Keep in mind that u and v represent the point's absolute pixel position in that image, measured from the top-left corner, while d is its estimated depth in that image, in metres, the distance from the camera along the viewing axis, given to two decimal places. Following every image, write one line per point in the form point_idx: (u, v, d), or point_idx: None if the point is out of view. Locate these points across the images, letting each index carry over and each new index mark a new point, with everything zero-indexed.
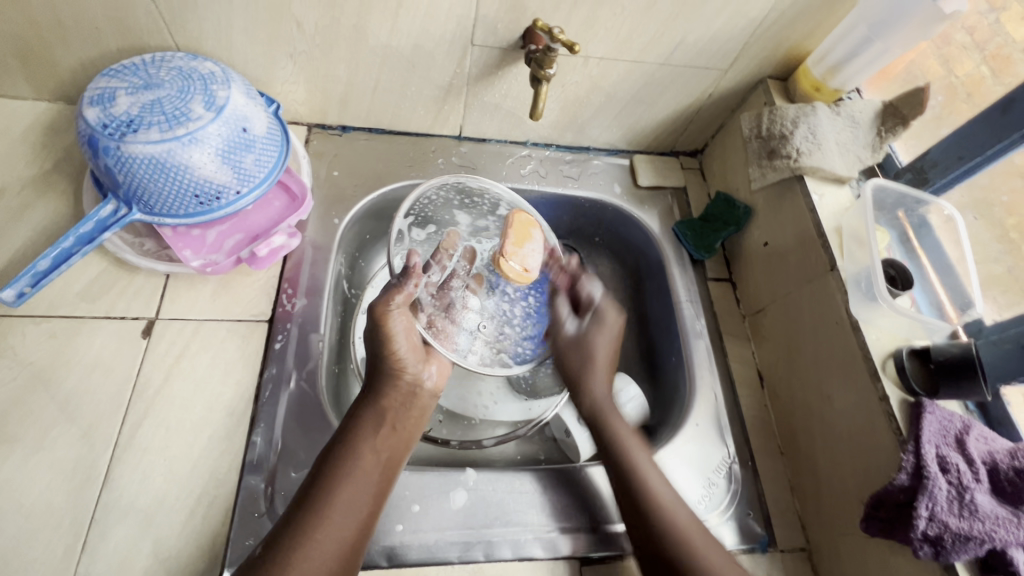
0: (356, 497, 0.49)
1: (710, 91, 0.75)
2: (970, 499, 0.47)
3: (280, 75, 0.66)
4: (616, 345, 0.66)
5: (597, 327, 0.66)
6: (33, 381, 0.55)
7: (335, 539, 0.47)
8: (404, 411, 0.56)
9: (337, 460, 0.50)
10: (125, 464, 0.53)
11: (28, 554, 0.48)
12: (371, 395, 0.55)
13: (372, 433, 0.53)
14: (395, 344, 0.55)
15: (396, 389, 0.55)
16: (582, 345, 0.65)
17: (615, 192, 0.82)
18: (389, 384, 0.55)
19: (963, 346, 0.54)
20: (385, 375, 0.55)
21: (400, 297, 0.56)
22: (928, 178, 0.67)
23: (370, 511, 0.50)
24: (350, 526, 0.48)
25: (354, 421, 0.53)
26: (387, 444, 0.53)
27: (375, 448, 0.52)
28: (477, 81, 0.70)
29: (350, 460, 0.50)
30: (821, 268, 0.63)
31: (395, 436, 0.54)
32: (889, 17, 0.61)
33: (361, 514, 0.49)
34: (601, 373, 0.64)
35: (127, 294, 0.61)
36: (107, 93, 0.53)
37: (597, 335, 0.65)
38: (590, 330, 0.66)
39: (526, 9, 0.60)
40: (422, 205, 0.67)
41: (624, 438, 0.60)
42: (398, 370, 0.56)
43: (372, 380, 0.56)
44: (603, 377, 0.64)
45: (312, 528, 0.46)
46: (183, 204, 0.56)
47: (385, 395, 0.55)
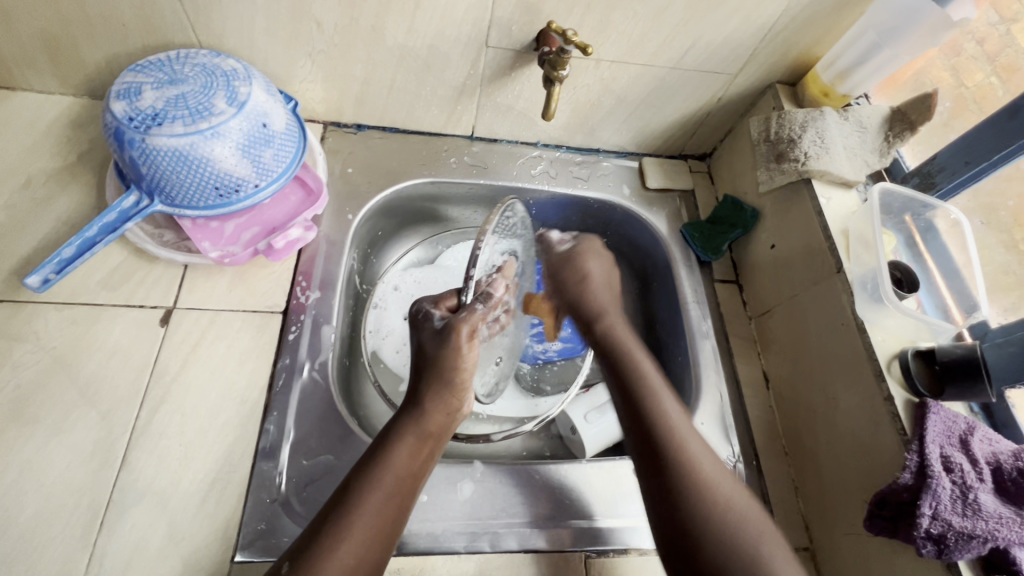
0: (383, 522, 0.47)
1: (720, 95, 0.76)
2: (973, 498, 0.48)
3: (299, 74, 0.68)
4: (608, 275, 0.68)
5: (579, 256, 0.67)
6: (55, 365, 0.57)
7: (357, 562, 0.45)
8: (445, 435, 0.55)
9: (368, 479, 0.49)
10: (142, 448, 0.54)
11: (47, 533, 0.50)
12: (414, 414, 0.54)
13: (407, 454, 0.51)
14: (464, 376, 0.55)
15: (442, 411, 0.54)
16: (577, 254, 0.67)
17: (624, 194, 0.83)
18: (438, 408, 0.54)
19: (968, 346, 0.54)
20: (436, 397, 0.54)
21: (476, 323, 0.55)
22: (936, 183, 0.68)
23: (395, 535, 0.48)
24: (376, 550, 0.46)
25: (391, 439, 0.52)
26: (422, 466, 0.52)
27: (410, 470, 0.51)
28: (490, 82, 0.71)
29: (384, 480, 0.49)
30: (828, 270, 0.64)
31: (430, 457, 0.53)
32: (899, 25, 0.62)
33: (385, 539, 0.47)
34: (607, 293, 0.66)
35: (146, 283, 0.62)
36: (134, 87, 0.55)
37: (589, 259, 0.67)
38: (578, 251, 0.68)
39: (541, 11, 0.61)
40: (506, 222, 0.59)
41: (653, 382, 0.58)
42: (451, 398, 0.55)
43: (419, 398, 0.54)
44: (611, 303, 0.66)
45: (336, 550, 0.44)
46: (203, 196, 0.57)
47: (432, 416, 0.54)
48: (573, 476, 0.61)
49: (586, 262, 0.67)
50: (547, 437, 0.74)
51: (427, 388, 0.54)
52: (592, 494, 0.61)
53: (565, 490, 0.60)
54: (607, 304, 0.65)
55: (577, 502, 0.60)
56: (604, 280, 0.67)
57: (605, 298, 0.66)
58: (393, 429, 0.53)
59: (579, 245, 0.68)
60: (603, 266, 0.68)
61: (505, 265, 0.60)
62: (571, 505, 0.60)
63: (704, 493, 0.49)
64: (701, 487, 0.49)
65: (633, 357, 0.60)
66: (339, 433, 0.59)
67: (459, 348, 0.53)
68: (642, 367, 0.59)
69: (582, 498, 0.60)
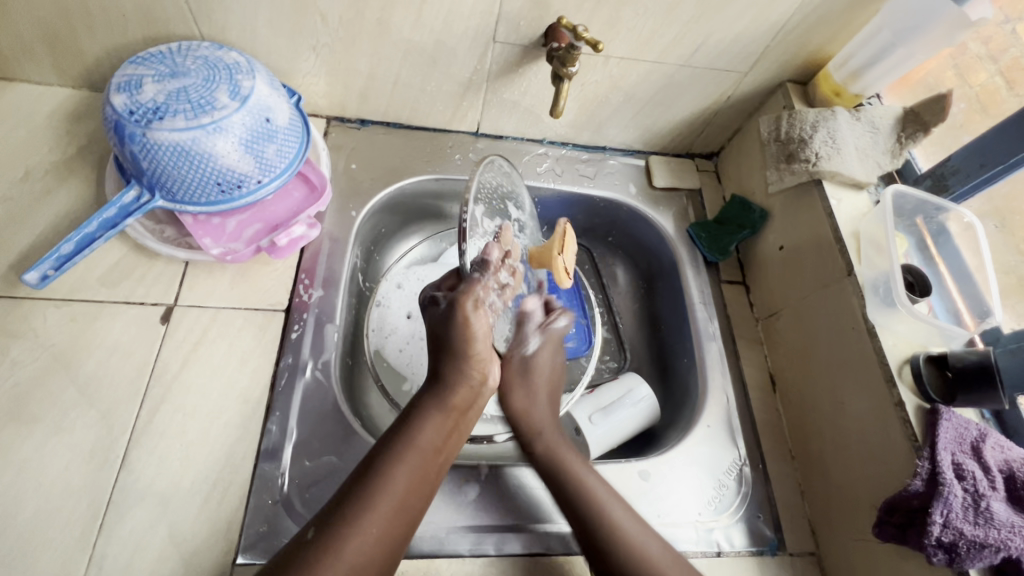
0: (410, 496, 0.49)
1: (729, 93, 0.75)
2: (986, 507, 0.48)
3: (303, 68, 0.67)
4: (558, 377, 0.67)
5: (549, 346, 0.67)
6: (53, 363, 0.56)
7: (380, 535, 0.46)
8: (468, 412, 0.56)
9: (395, 452, 0.50)
10: (142, 448, 0.53)
11: (45, 533, 0.49)
12: (441, 390, 0.55)
13: (433, 430, 0.53)
14: (476, 346, 0.55)
15: (466, 386, 0.56)
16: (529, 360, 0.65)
17: (630, 192, 0.82)
18: (462, 381, 0.55)
19: (980, 353, 0.54)
20: (459, 372, 0.55)
21: (479, 293, 0.54)
22: (949, 185, 0.67)
23: (420, 510, 0.50)
24: (400, 525, 0.48)
25: (417, 416, 0.53)
26: (447, 443, 0.54)
27: (436, 445, 0.52)
28: (497, 78, 0.70)
29: (410, 455, 0.50)
30: (838, 273, 0.63)
31: (455, 434, 0.55)
32: (917, 24, 0.61)
33: (408, 516, 0.49)
34: (545, 397, 0.65)
35: (147, 279, 0.61)
36: (134, 79, 0.54)
37: (542, 352, 0.66)
38: (541, 352, 0.66)
39: (551, 6, 0.60)
40: (487, 187, 0.59)
41: (594, 486, 0.56)
42: (471, 369, 0.56)
43: (444, 373, 0.55)
44: (544, 410, 0.64)
45: (363, 518, 0.46)
46: (205, 191, 0.56)
47: (456, 391, 0.55)
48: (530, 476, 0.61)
49: (546, 358, 0.66)
50: None
51: (446, 363, 0.55)
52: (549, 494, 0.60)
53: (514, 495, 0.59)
54: (542, 408, 0.64)
55: (513, 509, 0.58)
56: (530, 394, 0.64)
57: (539, 401, 0.64)
58: (418, 407, 0.54)
59: (548, 332, 0.67)
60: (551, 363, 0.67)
61: (501, 233, 0.58)
62: (541, 510, 0.59)
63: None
64: (642, 561, 0.52)
65: (565, 466, 0.59)
66: (341, 433, 0.59)
67: (466, 319, 0.53)
68: (580, 474, 0.57)
69: (550, 501, 0.60)
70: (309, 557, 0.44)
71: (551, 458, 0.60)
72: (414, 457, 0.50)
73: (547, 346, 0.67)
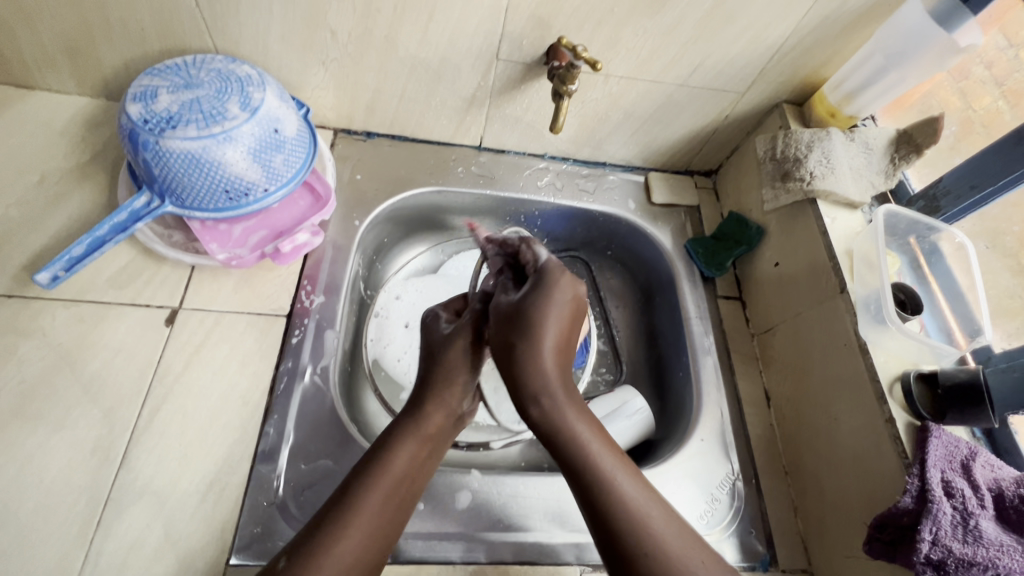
0: (382, 523, 0.47)
1: (726, 112, 0.77)
2: (975, 524, 0.48)
3: (312, 81, 0.69)
4: (571, 315, 0.53)
5: (543, 291, 0.53)
6: (59, 362, 0.57)
7: (354, 564, 0.44)
8: (442, 439, 0.54)
9: (370, 475, 0.49)
10: (142, 446, 0.55)
11: (44, 528, 0.50)
12: (412, 415, 0.54)
13: (409, 454, 0.51)
14: (464, 375, 0.56)
15: (442, 413, 0.54)
16: (523, 307, 0.52)
17: (629, 208, 0.83)
18: (439, 407, 0.54)
19: (970, 371, 0.54)
20: (438, 398, 0.54)
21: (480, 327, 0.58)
22: (941, 206, 0.68)
23: (392, 538, 0.48)
24: (373, 551, 0.46)
25: (392, 439, 0.51)
26: (422, 470, 0.52)
27: (410, 470, 0.50)
28: (500, 94, 0.72)
29: (383, 482, 0.48)
30: (831, 290, 0.64)
31: (429, 462, 0.53)
32: (908, 48, 0.62)
33: (382, 545, 0.47)
34: (550, 343, 0.51)
35: (153, 282, 0.63)
36: (150, 90, 0.56)
37: (540, 297, 0.52)
38: (530, 297, 0.53)
39: (551, 27, 0.62)
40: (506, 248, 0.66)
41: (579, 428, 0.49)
42: (452, 399, 0.55)
43: (424, 398, 0.55)
44: (549, 340, 0.51)
45: (341, 543, 0.44)
46: (213, 199, 0.58)
47: (431, 418, 0.54)
48: (532, 486, 0.61)
49: (540, 302, 0.52)
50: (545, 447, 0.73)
51: (428, 390, 0.55)
52: (539, 506, 0.60)
53: (507, 499, 0.60)
54: (546, 361, 0.50)
55: (520, 514, 0.59)
56: (559, 336, 0.52)
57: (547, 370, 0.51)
58: (392, 432, 0.52)
59: (544, 270, 0.55)
60: (558, 308, 0.52)
61: None
62: (522, 516, 0.59)
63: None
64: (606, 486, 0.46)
65: (578, 437, 0.48)
66: (336, 438, 0.59)
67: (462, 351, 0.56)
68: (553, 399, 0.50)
69: (537, 512, 0.59)
70: None
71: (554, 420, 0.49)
72: (387, 482, 0.49)
73: (547, 284, 0.54)
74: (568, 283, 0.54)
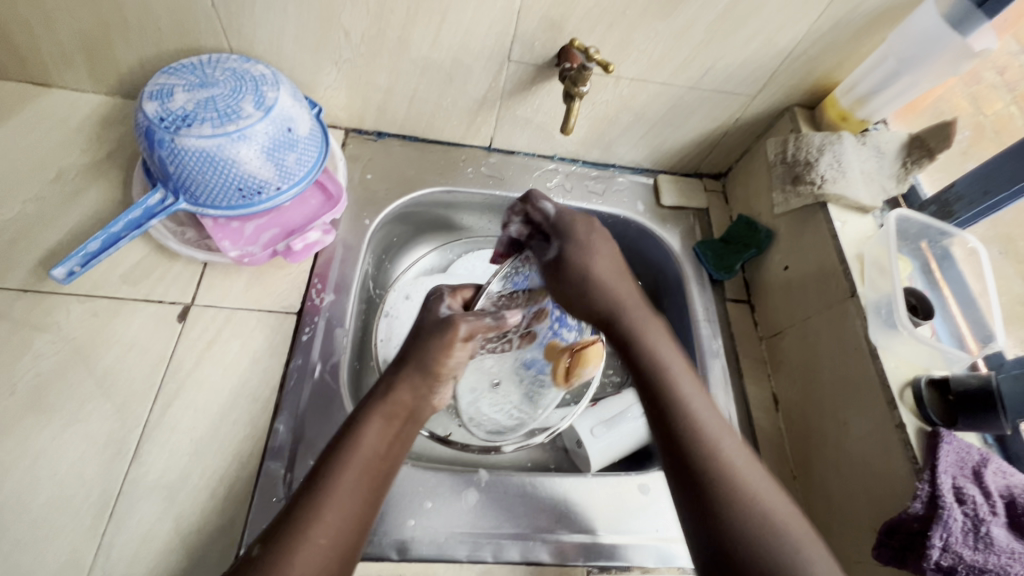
0: (353, 503, 0.47)
1: (737, 116, 0.77)
2: (986, 532, 0.48)
3: (325, 81, 0.70)
4: (604, 258, 0.63)
5: (571, 241, 0.63)
6: (73, 356, 0.58)
7: (331, 546, 0.44)
8: (411, 418, 0.55)
9: (339, 457, 0.49)
10: (154, 441, 0.55)
11: (57, 520, 0.50)
12: (378, 395, 0.54)
13: (376, 432, 0.51)
14: (446, 364, 0.56)
15: (410, 392, 0.55)
16: (564, 258, 0.62)
17: (638, 210, 0.83)
18: (404, 388, 0.55)
19: (982, 377, 0.54)
20: (404, 378, 0.55)
21: (477, 331, 0.58)
22: (954, 211, 0.68)
23: (368, 515, 0.48)
24: (347, 530, 0.46)
25: (358, 421, 0.52)
26: (394, 448, 0.52)
27: (379, 449, 0.51)
28: (511, 95, 0.72)
29: (352, 461, 0.49)
30: (841, 294, 0.64)
31: (400, 441, 0.53)
32: (921, 53, 0.62)
33: (357, 524, 0.47)
34: (626, 299, 0.61)
35: (166, 279, 0.63)
36: (166, 89, 0.57)
37: (574, 248, 0.62)
38: (566, 249, 0.62)
39: (564, 29, 0.63)
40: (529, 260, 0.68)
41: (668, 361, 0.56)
42: (419, 378, 0.55)
43: (391, 381, 0.55)
44: (629, 295, 0.62)
45: (316, 524, 0.44)
46: (227, 197, 0.59)
47: (397, 397, 0.54)
48: (539, 485, 0.61)
49: (577, 252, 0.62)
50: (553, 449, 0.73)
51: (398, 371, 0.55)
52: (547, 505, 0.60)
53: (513, 499, 0.60)
54: (632, 309, 0.60)
55: (527, 514, 0.59)
56: (614, 281, 0.62)
57: (633, 316, 0.60)
58: (359, 414, 0.53)
59: (559, 221, 0.64)
60: (600, 259, 0.62)
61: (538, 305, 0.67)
62: (528, 516, 0.59)
63: (778, 570, 0.43)
64: (681, 409, 0.52)
65: (664, 367, 0.56)
66: None
67: (451, 345, 0.56)
68: (645, 337, 0.58)
69: (548, 512, 0.59)
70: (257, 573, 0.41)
71: (642, 352, 0.57)
72: (354, 460, 0.49)
73: (592, 243, 0.63)
74: (585, 226, 0.64)
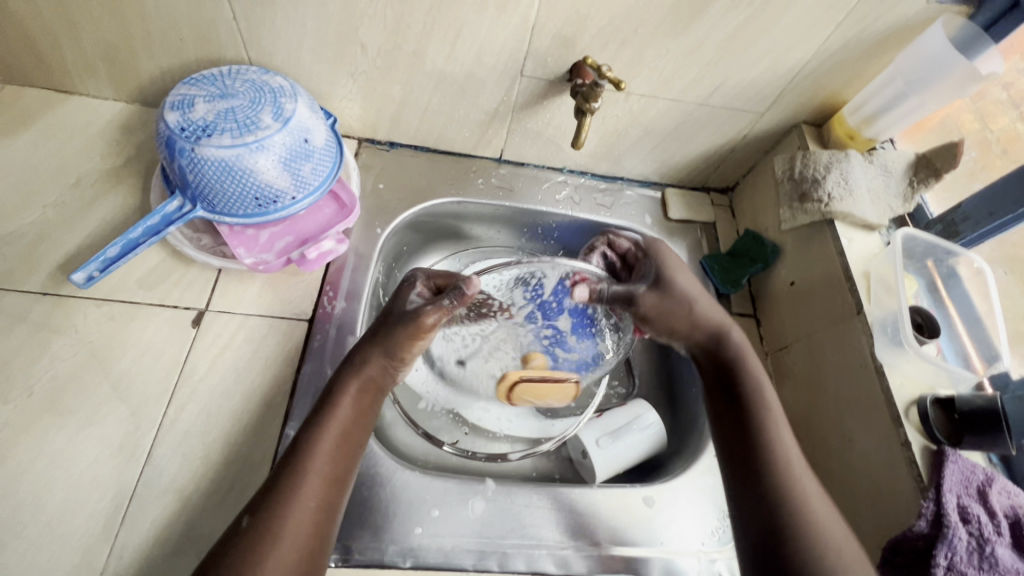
0: (333, 468, 0.49)
1: (745, 132, 0.77)
2: (990, 551, 0.49)
3: (340, 92, 0.71)
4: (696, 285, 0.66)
5: (663, 259, 0.67)
6: (90, 359, 0.59)
7: (317, 510, 0.47)
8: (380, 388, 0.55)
9: (316, 427, 0.50)
10: (167, 444, 0.56)
11: (71, 521, 0.51)
12: (349, 365, 0.55)
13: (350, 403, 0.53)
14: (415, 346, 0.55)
15: (380, 366, 0.55)
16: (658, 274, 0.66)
17: (645, 223, 0.84)
18: (372, 360, 0.55)
19: (987, 398, 0.55)
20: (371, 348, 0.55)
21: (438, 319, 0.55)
22: (959, 231, 0.68)
23: (348, 477, 0.50)
24: (331, 492, 0.48)
25: (333, 394, 0.53)
26: (365, 416, 0.53)
27: (353, 418, 0.52)
28: (522, 109, 0.74)
29: (330, 429, 0.50)
30: (847, 310, 0.64)
31: (371, 410, 0.54)
32: (928, 75, 0.63)
33: (336, 488, 0.49)
34: (715, 319, 0.64)
35: (181, 284, 0.65)
36: (187, 99, 0.58)
37: (666, 267, 0.66)
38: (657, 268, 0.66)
39: (576, 45, 0.64)
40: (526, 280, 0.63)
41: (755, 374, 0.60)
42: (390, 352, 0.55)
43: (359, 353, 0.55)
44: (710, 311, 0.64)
45: (286, 524, 0.45)
46: (244, 205, 0.60)
47: (366, 368, 0.54)
48: (545, 496, 0.61)
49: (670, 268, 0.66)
50: (558, 459, 0.74)
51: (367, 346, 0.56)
52: (553, 515, 0.60)
53: (519, 509, 0.60)
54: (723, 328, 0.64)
55: (533, 524, 0.59)
56: (702, 303, 0.65)
57: (728, 334, 0.63)
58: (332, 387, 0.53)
59: (644, 248, 0.68)
60: (687, 278, 0.66)
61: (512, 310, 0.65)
62: (534, 526, 0.59)
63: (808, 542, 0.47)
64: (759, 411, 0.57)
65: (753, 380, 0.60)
66: None
67: (416, 327, 0.55)
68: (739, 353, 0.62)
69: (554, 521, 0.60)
70: (246, 543, 0.43)
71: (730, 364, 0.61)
72: (330, 430, 0.50)
73: (687, 275, 0.66)
74: (667, 251, 0.68)
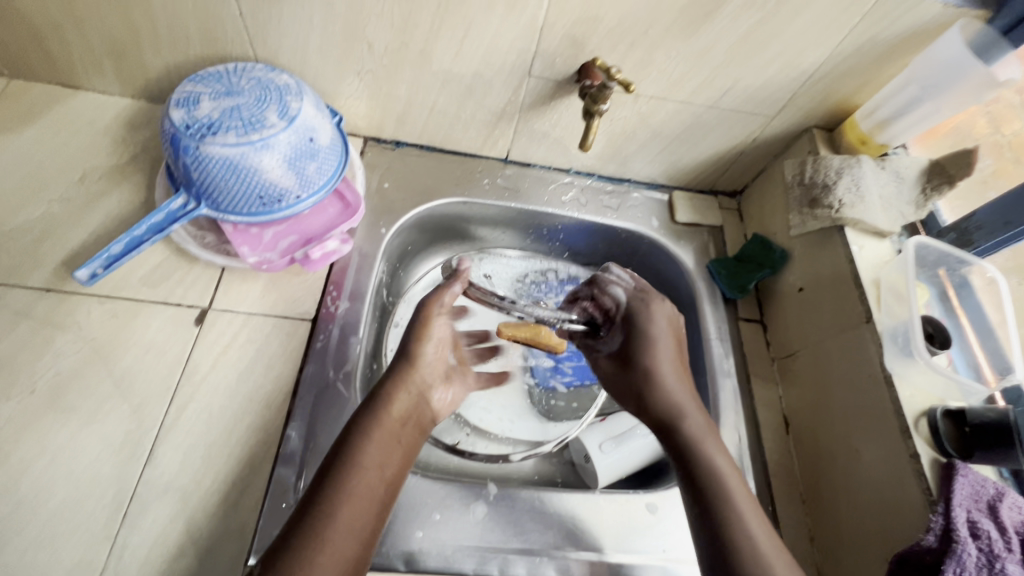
0: (363, 505, 0.48)
1: (755, 135, 0.76)
2: (1000, 568, 0.48)
3: (346, 90, 0.71)
4: (676, 353, 0.61)
5: (641, 313, 0.63)
6: (92, 356, 0.59)
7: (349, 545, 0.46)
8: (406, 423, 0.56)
9: (343, 466, 0.49)
10: (168, 443, 0.56)
11: (73, 519, 0.51)
12: (376, 403, 0.55)
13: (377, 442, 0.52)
14: (425, 346, 0.61)
15: (406, 399, 0.57)
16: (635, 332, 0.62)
17: (652, 226, 0.83)
18: (400, 394, 0.56)
19: (999, 411, 0.54)
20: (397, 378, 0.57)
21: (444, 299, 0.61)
22: (973, 240, 0.67)
23: (378, 518, 0.49)
24: (362, 528, 0.47)
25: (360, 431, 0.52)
26: (396, 455, 0.53)
27: (381, 459, 0.51)
28: (529, 109, 0.73)
29: (358, 466, 0.50)
30: (856, 319, 0.63)
31: (401, 449, 0.54)
32: (944, 80, 0.62)
33: (368, 526, 0.48)
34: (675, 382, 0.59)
35: (185, 282, 0.64)
36: (193, 96, 0.58)
37: (647, 318, 0.63)
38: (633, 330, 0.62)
39: (586, 46, 0.63)
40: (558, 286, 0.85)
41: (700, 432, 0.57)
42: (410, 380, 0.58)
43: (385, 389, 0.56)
44: (674, 375, 0.60)
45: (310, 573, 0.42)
46: (248, 204, 0.59)
47: (393, 404, 0.55)
48: (548, 502, 0.61)
49: (644, 325, 0.62)
50: (559, 462, 0.73)
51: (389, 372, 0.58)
52: (556, 521, 0.60)
53: (521, 514, 0.60)
54: (687, 392, 0.59)
55: (535, 529, 0.59)
56: (674, 364, 0.60)
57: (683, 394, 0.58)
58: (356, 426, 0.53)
59: (628, 307, 0.64)
60: (658, 335, 0.61)
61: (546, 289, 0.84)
62: (537, 532, 0.59)
63: None
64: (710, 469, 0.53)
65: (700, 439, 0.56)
66: None
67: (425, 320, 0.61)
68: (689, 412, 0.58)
69: (556, 527, 0.59)
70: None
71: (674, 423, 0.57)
72: (359, 469, 0.50)
73: (665, 352, 0.61)
74: (655, 308, 0.64)
